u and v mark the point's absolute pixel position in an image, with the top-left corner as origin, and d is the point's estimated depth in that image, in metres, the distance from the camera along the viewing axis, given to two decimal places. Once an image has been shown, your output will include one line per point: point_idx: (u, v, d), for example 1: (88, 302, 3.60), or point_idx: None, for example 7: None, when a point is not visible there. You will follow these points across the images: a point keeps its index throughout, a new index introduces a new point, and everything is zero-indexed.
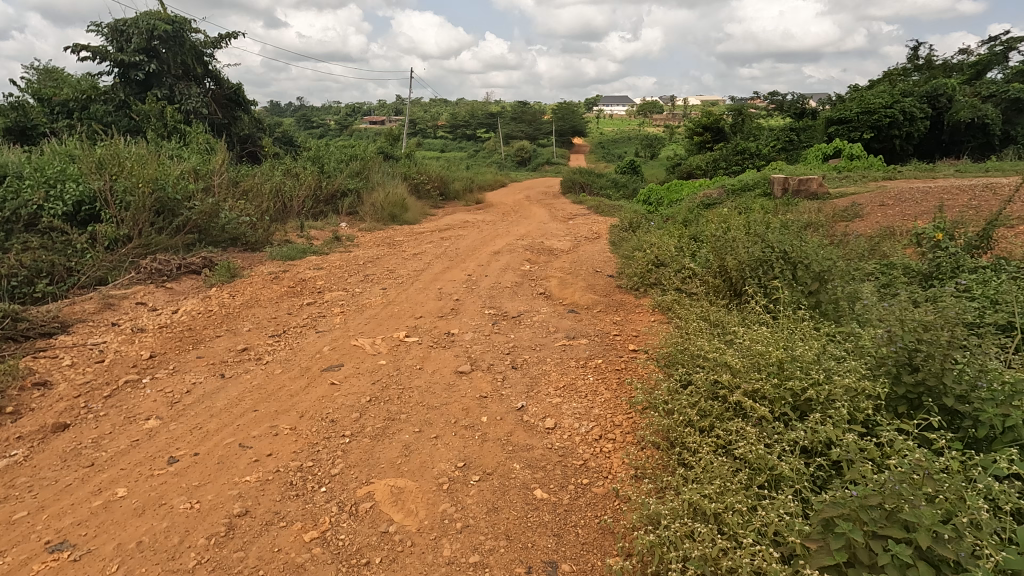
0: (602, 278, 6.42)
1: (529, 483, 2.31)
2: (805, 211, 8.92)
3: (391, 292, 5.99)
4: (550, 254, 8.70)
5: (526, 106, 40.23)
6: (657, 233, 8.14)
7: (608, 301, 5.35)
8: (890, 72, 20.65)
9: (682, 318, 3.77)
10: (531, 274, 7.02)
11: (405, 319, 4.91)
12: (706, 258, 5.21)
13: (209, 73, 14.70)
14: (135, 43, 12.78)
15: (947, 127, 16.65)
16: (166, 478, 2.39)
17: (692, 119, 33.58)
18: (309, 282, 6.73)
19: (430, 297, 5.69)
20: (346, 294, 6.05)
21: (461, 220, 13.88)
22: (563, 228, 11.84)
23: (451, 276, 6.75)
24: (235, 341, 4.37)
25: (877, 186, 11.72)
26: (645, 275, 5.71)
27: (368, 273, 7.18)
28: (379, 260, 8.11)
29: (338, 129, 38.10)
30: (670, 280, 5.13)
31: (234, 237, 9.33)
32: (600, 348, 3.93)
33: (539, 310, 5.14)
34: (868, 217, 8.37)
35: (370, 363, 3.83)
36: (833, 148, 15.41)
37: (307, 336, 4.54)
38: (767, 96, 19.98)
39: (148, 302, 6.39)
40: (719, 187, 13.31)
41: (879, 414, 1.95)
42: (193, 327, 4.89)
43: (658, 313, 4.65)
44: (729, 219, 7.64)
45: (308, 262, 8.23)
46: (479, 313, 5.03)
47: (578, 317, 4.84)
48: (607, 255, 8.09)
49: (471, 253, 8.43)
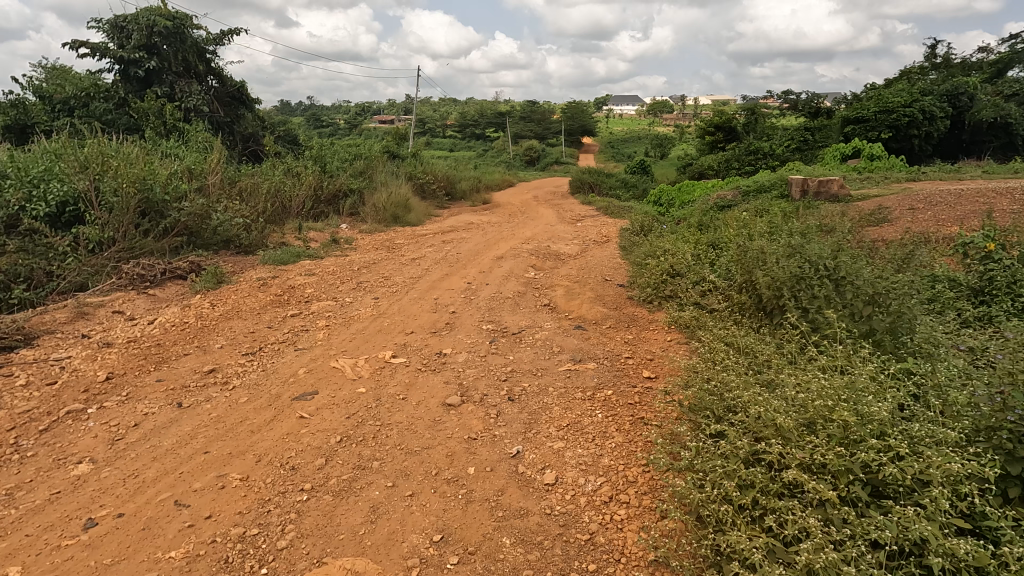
0: (612, 288, 5.93)
1: (519, 568, 1.86)
2: (828, 215, 8.37)
3: (383, 303, 5.55)
4: (557, 259, 8.22)
5: (535, 105, 39.78)
6: (670, 238, 7.64)
7: (618, 315, 4.86)
8: (908, 70, 19.97)
9: (705, 344, 3.27)
10: (536, 282, 6.54)
11: (395, 335, 4.45)
12: (729, 270, 4.71)
13: (211, 71, 14.35)
14: (134, 39, 12.46)
15: (968, 126, 15.93)
16: (73, 552, 1.97)
17: (703, 118, 32.89)
18: (298, 290, 6.30)
19: (423, 309, 5.23)
20: (335, 304, 5.60)
21: (465, 221, 13.42)
22: (571, 231, 11.33)
23: (450, 284, 6.30)
24: (202, 361, 3.93)
25: (901, 188, 11.14)
26: (658, 286, 5.20)
27: (362, 280, 6.73)
28: (375, 265, 7.67)
29: (346, 128, 37.78)
30: (687, 294, 4.63)
31: (226, 240, 8.95)
32: (610, 376, 3.45)
33: (542, 325, 4.66)
34: (894, 222, 7.81)
35: (347, 391, 3.36)
36: (852, 148, 14.80)
37: (283, 356, 4.09)
38: (781, 95, 19.38)
39: (126, 311, 5.98)
40: (734, 188, 12.77)
41: (989, 505, 1.46)
42: (163, 343, 4.45)
43: (675, 332, 4.16)
44: (747, 224, 7.12)
45: (301, 267, 7.82)
46: (476, 329, 4.57)
47: (586, 335, 4.35)
48: (618, 260, 7.61)
49: (472, 258, 7.97)
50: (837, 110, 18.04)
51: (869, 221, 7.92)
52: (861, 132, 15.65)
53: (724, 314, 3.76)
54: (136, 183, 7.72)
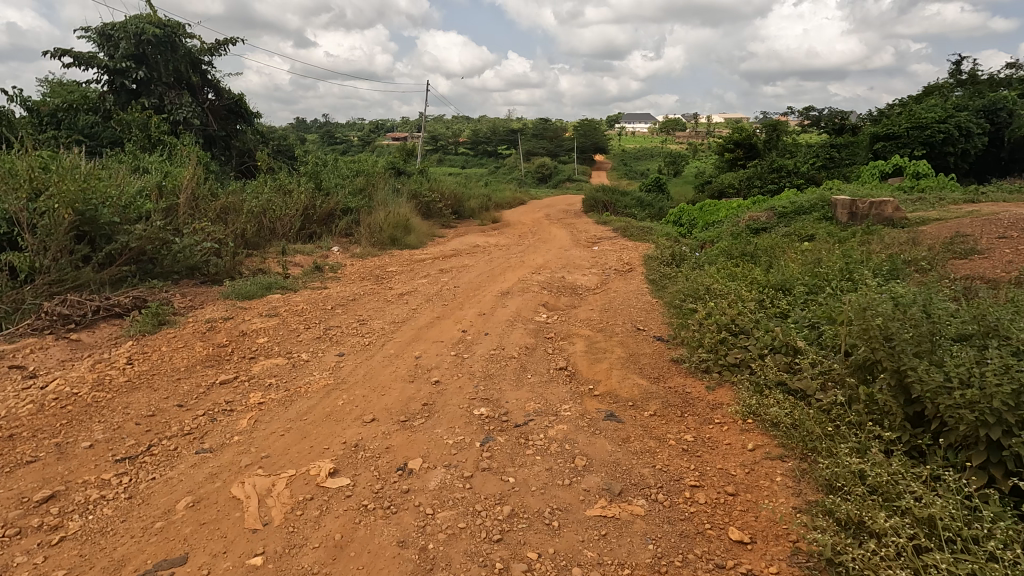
0: (650, 343, 4.55)
1: None
2: (895, 246, 6.88)
3: (347, 365, 4.20)
4: (574, 295, 6.89)
5: (546, 124, 38.90)
6: (711, 272, 6.30)
7: (665, 395, 3.48)
8: (936, 85, 18.50)
9: (857, 511, 1.93)
10: (548, 330, 5.20)
11: (348, 429, 3.09)
12: (823, 336, 3.35)
13: (207, 83, 13.33)
14: (122, 48, 11.41)
15: (1008, 144, 14.19)
16: None
17: (719, 135, 31.38)
18: (249, 340, 5.01)
19: (398, 376, 3.88)
20: (285, 365, 4.27)
21: (470, 244, 12.16)
22: (588, 257, 9.94)
23: (441, 334, 4.98)
24: (43, 482, 2.58)
25: (967, 211, 9.60)
26: (716, 349, 3.82)
27: (333, 325, 5.40)
28: (353, 302, 6.34)
29: (358, 146, 37.20)
30: (765, 367, 3.26)
31: (190, 268, 7.75)
32: (675, 538, 2.08)
33: (558, 410, 3.28)
34: (982, 258, 6.28)
35: (232, 562, 2.02)
36: (892, 165, 13.22)
37: (173, 468, 2.72)
38: (801, 111, 18.02)
39: (29, 366, 4.68)
40: (767, 208, 11.33)
41: None
42: (20, 433, 3.12)
43: (764, 435, 2.80)
44: (809, 258, 5.69)
45: (267, 303, 6.53)
46: (464, 418, 3.20)
47: (620, 432, 2.97)
48: (647, 298, 6.29)
49: (471, 294, 6.64)
50: (864, 127, 16.59)
51: (949, 256, 6.45)
52: (891, 150, 14.04)
53: (851, 434, 2.43)
54: (75, 203, 6.43)
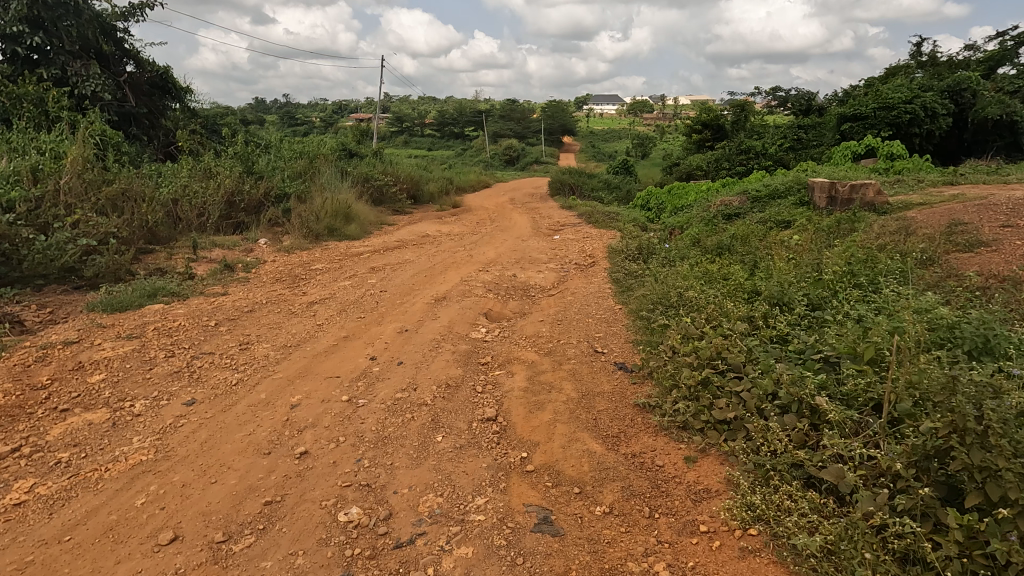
0: (610, 375, 3.50)
1: None
2: (887, 238, 5.97)
3: (190, 424, 2.97)
4: (525, 298, 5.82)
5: (512, 105, 37.44)
6: (685, 270, 5.28)
7: (627, 473, 2.40)
8: (899, 65, 17.81)
9: None
10: (485, 352, 4.09)
11: (123, 564, 1.94)
12: (847, 385, 2.34)
13: (126, 54, 11.49)
14: (12, 9, 9.24)
15: (972, 125, 13.13)
16: None
17: (685, 116, 30.47)
18: (79, 378, 3.71)
19: (252, 446, 2.70)
20: (103, 424, 3.02)
21: (417, 233, 10.94)
22: (547, 249, 8.84)
23: (344, 365, 3.81)
24: None
25: (950, 196, 8.78)
26: (696, 393, 2.77)
27: (206, 351, 4.15)
28: (247, 316, 5.08)
29: (318, 127, 35.12)
30: (770, 434, 2.23)
31: (62, 270, 6.33)
32: None
33: (469, 511, 2.17)
34: (989, 251, 5.40)
35: None
36: (864, 147, 12.34)
37: None
38: (769, 91, 17.06)
39: None
40: (740, 191, 10.39)
41: None
42: None
43: (780, 570, 1.77)
44: (800, 257, 4.70)
45: (139, 317, 5.19)
46: (319, 531, 2.07)
47: (555, 561, 1.89)
48: (609, 303, 5.26)
49: (399, 302, 5.46)
50: (830, 107, 15.70)
51: (950, 249, 5.57)
52: (859, 132, 13.08)
53: None
54: None
